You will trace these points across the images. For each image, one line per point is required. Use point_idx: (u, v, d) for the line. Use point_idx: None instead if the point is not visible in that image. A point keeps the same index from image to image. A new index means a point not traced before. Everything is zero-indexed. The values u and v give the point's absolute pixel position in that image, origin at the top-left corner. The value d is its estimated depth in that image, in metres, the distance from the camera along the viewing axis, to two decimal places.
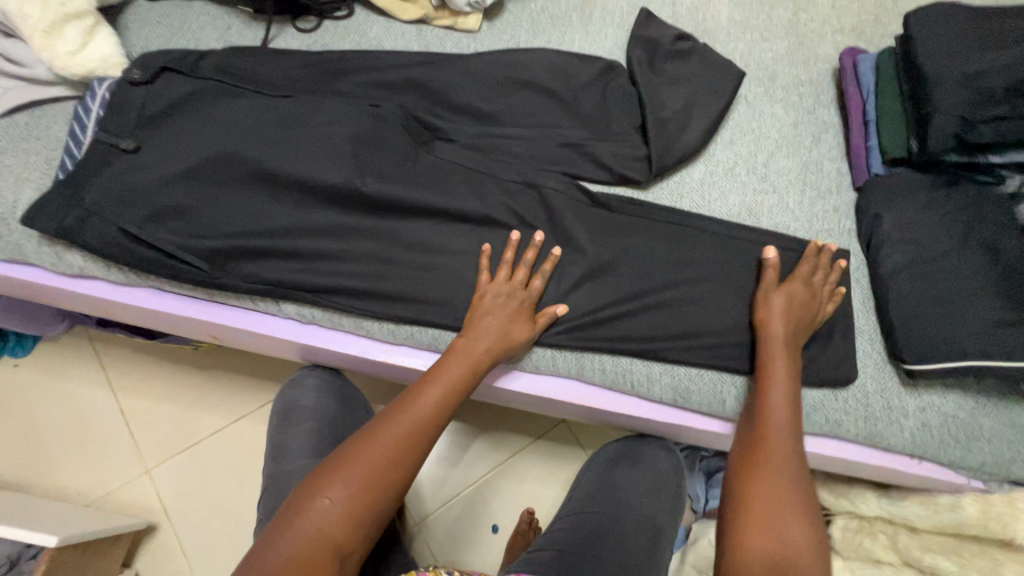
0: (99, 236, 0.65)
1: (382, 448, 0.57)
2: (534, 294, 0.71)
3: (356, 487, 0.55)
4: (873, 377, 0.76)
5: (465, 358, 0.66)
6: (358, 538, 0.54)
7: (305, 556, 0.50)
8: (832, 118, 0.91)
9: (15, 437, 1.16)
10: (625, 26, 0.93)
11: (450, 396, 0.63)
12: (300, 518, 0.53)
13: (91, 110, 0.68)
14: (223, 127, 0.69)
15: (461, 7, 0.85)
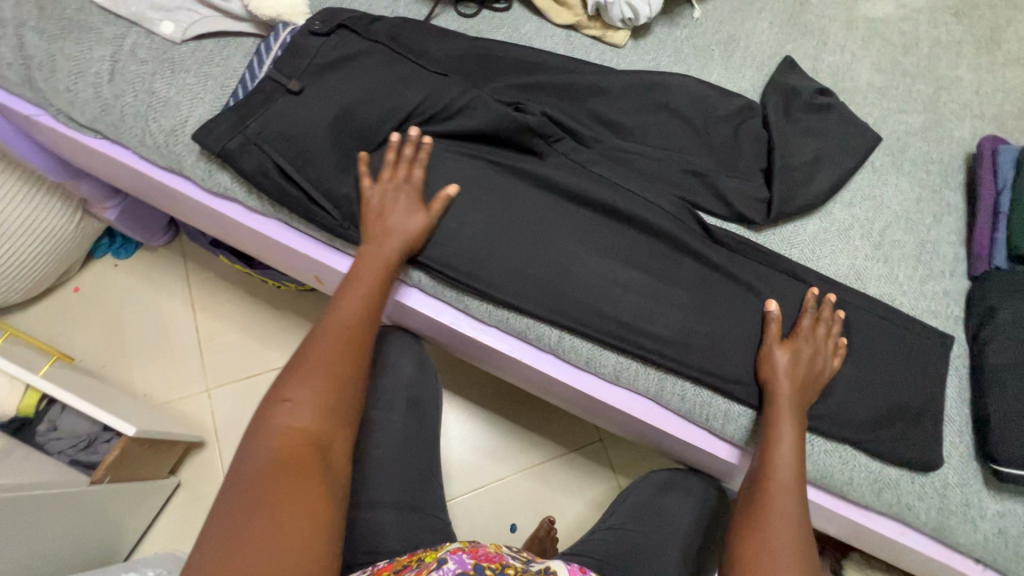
0: (256, 165, 0.71)
1: (328, 351, 0.60)
2: (414, 185, 0.72)
3: (317, 386, 0.58)
4: (956, 470, 0.74)
5: (372, 263, 0.68)
6: (332, 430, 0.56)
7: (282, 450, 0.53)
8: (957, 202, 0.90)
9: (100, 330, 1.24)
10: (764, 70, 0.94)
11: (363, 296, 0.66)
12: (269, 418, 0.55)
13: (271, 50, 0.75)
14: (383, 90, 0.74)
15: (614, 22, 0.88)
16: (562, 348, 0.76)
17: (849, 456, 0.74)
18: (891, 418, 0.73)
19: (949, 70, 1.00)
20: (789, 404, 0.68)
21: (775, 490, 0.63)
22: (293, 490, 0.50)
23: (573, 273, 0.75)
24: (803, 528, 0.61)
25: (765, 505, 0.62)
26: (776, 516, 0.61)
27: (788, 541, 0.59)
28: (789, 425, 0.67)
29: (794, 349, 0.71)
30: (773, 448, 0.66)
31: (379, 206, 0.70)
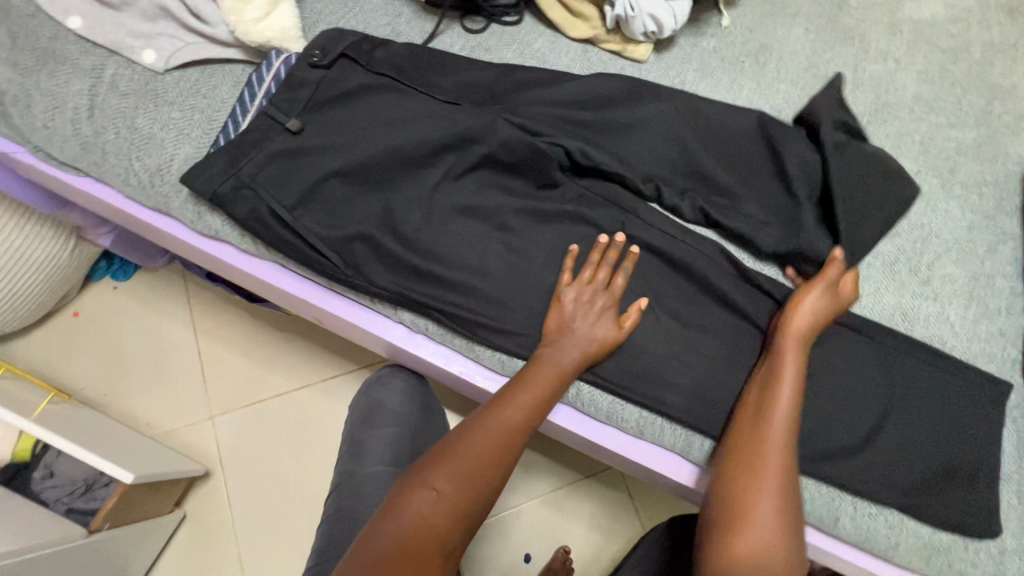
0: (247, 210, 0.65)
1: (479, 450, 0.57)
2: (616, 293, 0.68)
3: (460, 483, 0.55)
4: (1014, 534, 0.68)
5: (552, 369, 0.64)
6: (457, 531, 0.53)
7: (411, 547, 0.50)
8: (1013, 228, 0.82)
9: (101, 357, 1.21)
10: (799, 85, 0.86)
11: (541, 406, 0.62)
12: (404, 504, 0.53)
13: (264, 81, 0.69)
14: (383, 127, 0.69)
15: (635, 35, 0.80)
16: (581, 402, 0.70)
17: (895, 519, 0.68)
18: (937, 480, 0.68)
19: (1004, 78, 0.90)
20: (792, 348, 0.64)
21: (771, 453, 0.59)
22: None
23: None
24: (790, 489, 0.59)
25: (760, 477, 0.58)
26: (766, 495, 0.58)
27: (775, 501, 0.58)
28: (792, 364, 0.63)
29: (809, 308, 0.64)
30: (770, 406, 0.61)
31: (572, 306, 0.66)
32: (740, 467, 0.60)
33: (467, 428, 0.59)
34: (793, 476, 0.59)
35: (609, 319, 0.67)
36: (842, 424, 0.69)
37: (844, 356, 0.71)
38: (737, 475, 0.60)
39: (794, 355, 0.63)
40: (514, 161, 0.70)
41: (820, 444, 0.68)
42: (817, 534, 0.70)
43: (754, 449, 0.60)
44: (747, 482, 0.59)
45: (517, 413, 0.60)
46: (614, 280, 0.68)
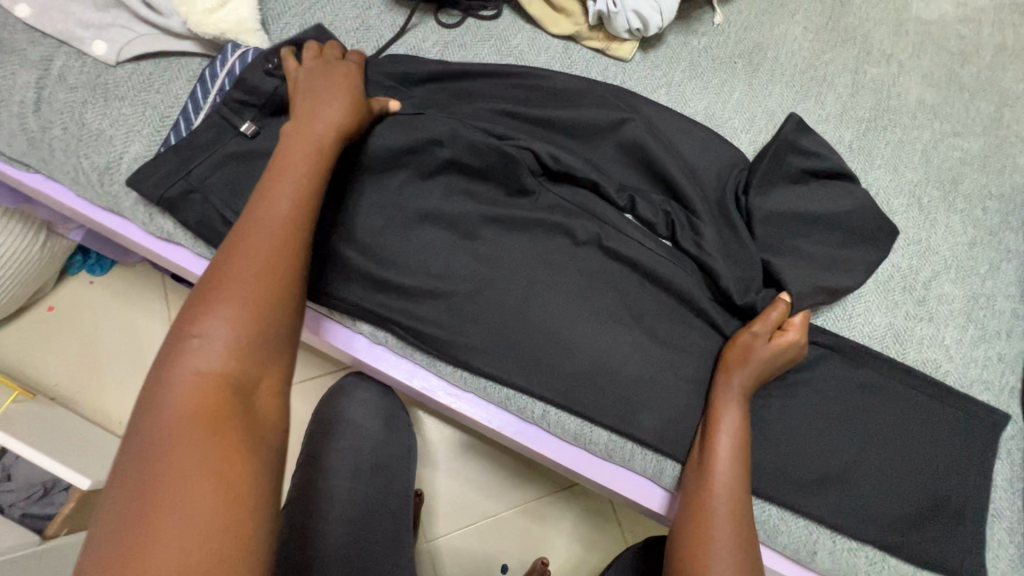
0: (196, 215, 0.62)
1: (248, 285, 0.47)
2: (355, 69, 0.63)
3: (241, 310, 0.46)
4: (1004, 575, 0.63)
5: (304, 140, 0.56)
6: (263, 355, 0.46)
7: (184, 436, 0.40)
8: (1018, 246, 0.77)
9: (75, 352, 1.18)
10: (794, 88, 0.81)
11: (303, 193, 0.53)
12: (180, 359, 0.43)
13: (217, 78, 0.65)
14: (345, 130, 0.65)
15: (619, 32, 0.76)
16: (547, 422, 0.66)
17: (877, 556, 0.64)
18: (923, 516, 0.63)
19: (1016, 83, 0.85)
20: (734, 396, 0.61)
21: (720, 492, 0.57)
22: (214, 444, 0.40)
23: (565, 339, 0.65)
24: (746, 536, 0.56)
25: (710, 525, 0.56)
26: (724, 550, 0.54)
27: (727, 558, 0.54)
28: (734, 411, 0.61)
29: (738, 353, 0.62)
30: (714, 456, 0.59)
31: (301, 85, 0.61)
32: (694, 512, 0.57)
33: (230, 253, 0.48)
34: (746, 521, 0.57)
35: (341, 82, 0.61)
36: (825, 453, 0.65)
37: (829, 380, 0.67)
38: (691, 517, 0.57)
39: (738, 404, 0.61)
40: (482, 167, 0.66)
41: (800, 474, 0.64)
42: (795, 568, 0.66)
43: (706, 491, 0.58)
44: (696, 539, 0.56)
45: (280, 205, 0.52)
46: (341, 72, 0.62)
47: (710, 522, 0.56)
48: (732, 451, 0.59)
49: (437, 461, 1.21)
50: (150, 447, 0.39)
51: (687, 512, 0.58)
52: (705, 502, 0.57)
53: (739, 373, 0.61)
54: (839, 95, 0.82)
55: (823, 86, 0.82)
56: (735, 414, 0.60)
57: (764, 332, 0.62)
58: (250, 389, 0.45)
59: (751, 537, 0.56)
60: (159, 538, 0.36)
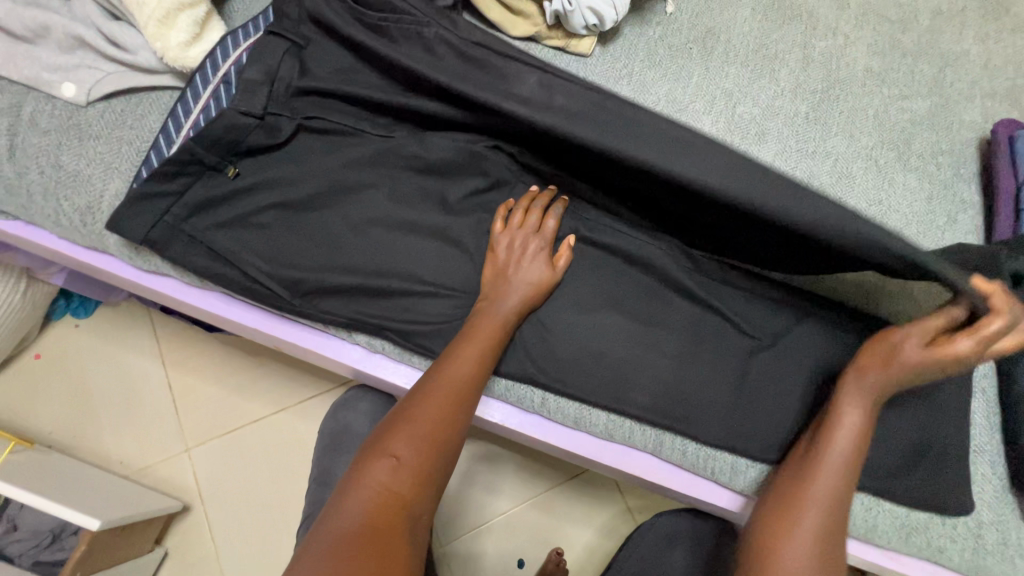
0: (187, 254, 0.65)
1: (430, 411, 0.55)
2: (548, 235, 0.67)
3: (420, 443, 0.53)
4: (990, 506, 0.67)
5: (450, 385, 0.57)
6: (425, 492, 0.51)
7: (377, 522, 0.47)
8: (972, 196, 0.81)
9: (69, 397, 1.17)
10: (748, 68, 0.85)
11: (460, 407, 0.57)
12: (410, 421, 0.54)
13: (182, 128, 0.66)
14: (326, 157, 0.68)
15: (577, 30, 0.78)
16: (547, 410, 0.68)
17: (870, 503, 0.67)
18: (908, 460, 0.67)
19: (954, 44, 0.89)
20: (852, 431, 0.58)
21: (826, 472, 0.58)
22: (381, 531, 0.46)
23: (554, 328, 0.67)
24: (835, 518, 0.57)
25: (805, 484, 0.59)
26: (818, 516, 0.57)
27: (820, 538, 0.56)
28: (857, 400, 0.59)
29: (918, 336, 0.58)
30: (829, 440, 0.59)
31: (511, 250, 0.66)
32: (783, 495, 0.60)
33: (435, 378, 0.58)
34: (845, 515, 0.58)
35: (517, 292, 0.64)
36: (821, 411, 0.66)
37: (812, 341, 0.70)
38: (779, 508, 0.59)
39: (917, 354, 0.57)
40: (444, 165, 0.69)
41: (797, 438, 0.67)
42: None
43: (805, 479, 0.59)
44: (791, 494, 0.59)
45: (468, 367, 0.59)
46: (527, 217, 0.67)
47: (806, 493, 0.58)
48: (859, 422, 0.59)
49: None
50: (343, 542, 0.45)
51: (782, 493, 0.60)
52: (813, 466, 0.59)
53: (904, 351, 0.58)
54: (792, 70, 0.86)
55: (775, 63, 0.86)
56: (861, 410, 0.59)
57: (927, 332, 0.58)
58: (414, 517, 0.50)
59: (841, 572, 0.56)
60: None
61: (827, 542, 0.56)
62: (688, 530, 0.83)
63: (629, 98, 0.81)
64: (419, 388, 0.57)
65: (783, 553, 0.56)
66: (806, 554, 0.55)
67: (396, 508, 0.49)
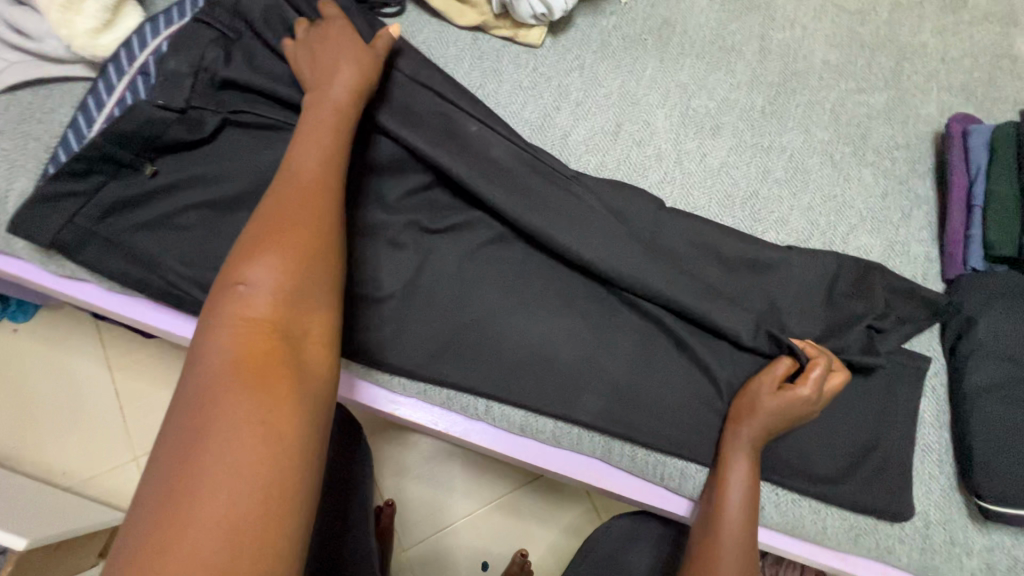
0: (100, 258, 0.61)
1: (298, 222, 0.48)
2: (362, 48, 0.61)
3: (287, 253, 0.46)
4: (938, 505, 0.67)
5: (305, 189, 0.51)
6: (301, 312, 0.46)
7: (245, 353, 0.41)
8: (927, 192, 0.80)
9: (7, 406, 1.11)
10: (704, 59, 0.83)
11: (321, 208, 0.50)
12: (266, 244, 0.46)
13: (94, 122, 0.61)
14: (259, 154, 0.64)
15: (525, 19, 0.75)
16: (491, 417, 0.66)
17: (820, 505, 0.67)
18: (857, 462, 0.66)
19: (912, 37, 0.88)
20: (744, 448, 0.61)
21: (730, 506, 0.59)
22: (257, 427, 0.38)
23: (497, 332, 0.64)
24: (747, 562, 0.57)
25: (719, 524, 0.59)
26: (730, 556, 0.57)
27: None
28: (743, 438, 0.61)
29: (772, 378, 0.62)
30: (727, 478, 0.60)
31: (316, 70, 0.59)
32: (701, 539, 0.59)
33: (291, 184, 0.50)
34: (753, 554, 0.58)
35: (333, 143, 0.55)
36: None
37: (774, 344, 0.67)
38: (699, 555, 0.58)
39: (770, 391, 0.61)
40: (382, 163, 0.66)
41: None
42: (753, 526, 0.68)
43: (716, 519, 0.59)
44: (707, 535, 0.59)
45: (320, 172, 0.52)
46: (327, 81, 0.58)
47: (720, 533, 0.58)
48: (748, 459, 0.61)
49: (407, 468, 1.20)
50: (202, 396, 0.39)
51: (700, 536, 0.60)
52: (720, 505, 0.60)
53: (761, 394, 0.61)
54: (748, 62, 0.84)
55: (731, 55, 0.84)
56: (747, 442, 0.61)
57: (771, 381, 0.62)
58: (296, 344, 0.44)
59: None
60: (207, 501, 0.35)
61: None
62: (646, 533, 0.81)
63: (581, 91, 0.77)
64: (245, 274, 0.45)
65: None
66: None
67: (267, 334, 0.43)
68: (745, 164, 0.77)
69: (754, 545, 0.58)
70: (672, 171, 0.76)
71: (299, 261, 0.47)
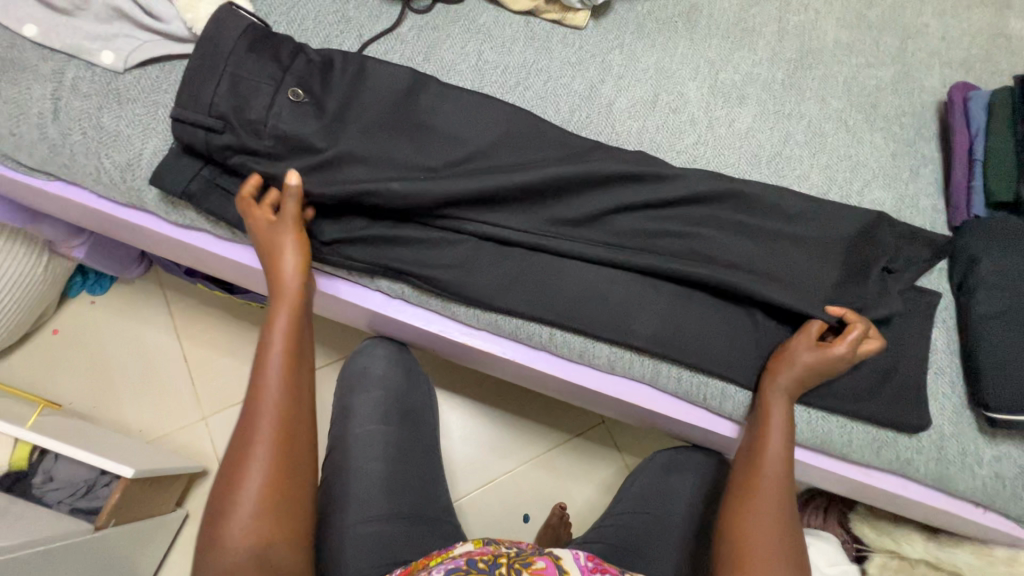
0: (220, 206, 0.71)
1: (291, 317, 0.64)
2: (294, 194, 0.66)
3: (289, 341, 0.63)
4: (952, 421, 0.75)
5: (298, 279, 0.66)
6: (302, 369, 0.63)
7: (277, 427, 0.58)
8: (932, 153, 0.89)
9: (87, 370, 1.21)
10: (729, 39, 0.93)
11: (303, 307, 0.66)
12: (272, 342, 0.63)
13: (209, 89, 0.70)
14: (348, 109, 0.72)
15: (573, 3, 0.86)
16: (554, 344, 0.75)
17: (844, 421, 0.76)
18: (879, 382, 0.75)
19: (915, 19, 0.98)
20: (780, 401, 0.69)
21: (766, 462, 0.67)
22: (290, 459, 0.57)
23: (559, 269, 0.74)
24: (782, 510, 0.64)
25: (755, 477, 0.66)
26: (765, 504, 0.64)
27: (769, 521, 0.63)
28: (779, 395, 0.69)
29: (806, 339, 0.70)
30: (765, 431, 0.68)
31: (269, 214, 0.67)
32: (739, 488, 0.67)
33: (285, 272, 0.66)
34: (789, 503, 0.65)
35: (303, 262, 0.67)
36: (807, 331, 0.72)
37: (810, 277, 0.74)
38: (736, 503, 0.66)
39: (803, 353, 0.69)
40: None
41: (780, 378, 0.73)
42: None
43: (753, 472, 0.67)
44: (745, 486, 0.67)
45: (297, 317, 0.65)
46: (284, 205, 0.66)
47: (756, 485, 0.66)
48: (783, 413, 0.69)
49: (452, 429, 1.29)
50: (260, 439, 0.57)
51: (738, 487, 0.68)
52: (757, 456, 0.68)
53: (795, 353, 0.70)
54: (768, 42, 0.94)
55: (753, 36, 0.94)
56: (784, 394, 0.69)
57: (805, 340, 0.70)
58: (300, 391, 0.61)
59: (794, 544, 0.62)
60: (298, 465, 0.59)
61: (777, 525, 0.63)
62: (684, 462, 0.90)
63: (621, 67, 0.88)
64: (267, 367, 0.61)
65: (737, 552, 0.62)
66: (756, 542, 0.62)
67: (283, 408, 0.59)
68: (768, 129, 0.87)
69: (791, 494, 0.65)
70: (704, 135, 0.85)
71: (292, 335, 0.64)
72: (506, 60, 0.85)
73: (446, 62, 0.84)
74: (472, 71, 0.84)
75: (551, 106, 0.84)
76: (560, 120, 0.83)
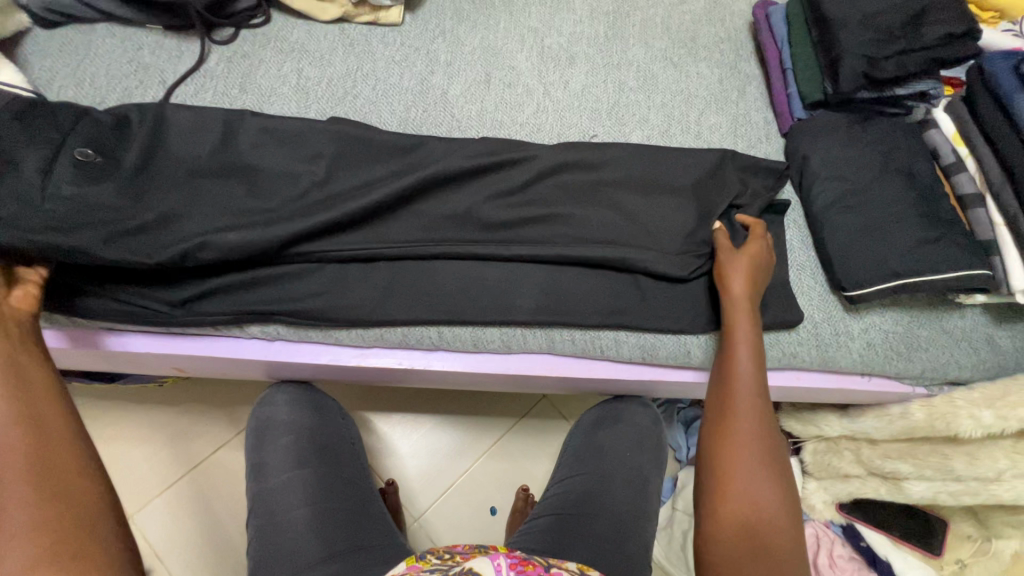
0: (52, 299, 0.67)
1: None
2: None
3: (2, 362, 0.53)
4: (820, 308, 0.82)
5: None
6: (36, 382, 0.53)
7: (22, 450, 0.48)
8: (754, 71, 0.96)
9: None
10: (548, 4, 0.94)
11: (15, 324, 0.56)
12: None
13: None
14: (169, 166, 0.70)
15: (381, 2, 0.84)
16: (446, 341, 0.75)
17: None
18: None
19: None
20: (742, 313, 0.69)
21: (737, 377, 0.66)
22: (53, 482, 0.48)
23: (430, 267, 0.73)
24: (764, 424, 0.63)
25: (731, 395, 0.65)
26: (746, 421, 0.63)
27: (754, 440, 0.62)
28: (738, 308, 0.70)
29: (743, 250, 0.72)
30: (733, 347, 0.68)
31: None
32: (718, 410, 0.65)
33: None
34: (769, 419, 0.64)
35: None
36: (678, 261, 0.75)
37: (667, 213, 0.77)
38: (718, 427, 0.64)
39: (748, 265, 0.71)
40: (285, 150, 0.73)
41: (662, 313, 0.76)
42: (684, 370, 0.81)
43: (728, 392, 0.65)
44: (723, 409, 0.64)
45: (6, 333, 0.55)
46: None
47: (732, 403, 0.64)
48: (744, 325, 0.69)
49: (399, 447, 1.27)
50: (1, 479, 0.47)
51: (716, 411, 0.65)
52: (729, 374, 0.66)
53: (740, 263, 0.71)
54: None
55: None
56: (743, 307, 0.69)
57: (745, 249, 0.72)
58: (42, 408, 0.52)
59: (778, 456, 0.62)
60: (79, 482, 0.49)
61: (761, 440, 0.62)
62: (608, 415, 0.95)
63: (448, 53, 0.87)
64: None
65: (730, 482, 0.60)
66: (746, 463, 0.60)
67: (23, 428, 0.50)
68: (602, 82, 0.90)
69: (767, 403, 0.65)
70: (543, 102, 0.87)
71: (12, 383, 0.52)
72: (328, 73, 0.83)
73: (265, 88, 0.80)
74: (295, 91, 0.81)
75: (386, 109, 0.82)
76: (399, 119, 0.82)
